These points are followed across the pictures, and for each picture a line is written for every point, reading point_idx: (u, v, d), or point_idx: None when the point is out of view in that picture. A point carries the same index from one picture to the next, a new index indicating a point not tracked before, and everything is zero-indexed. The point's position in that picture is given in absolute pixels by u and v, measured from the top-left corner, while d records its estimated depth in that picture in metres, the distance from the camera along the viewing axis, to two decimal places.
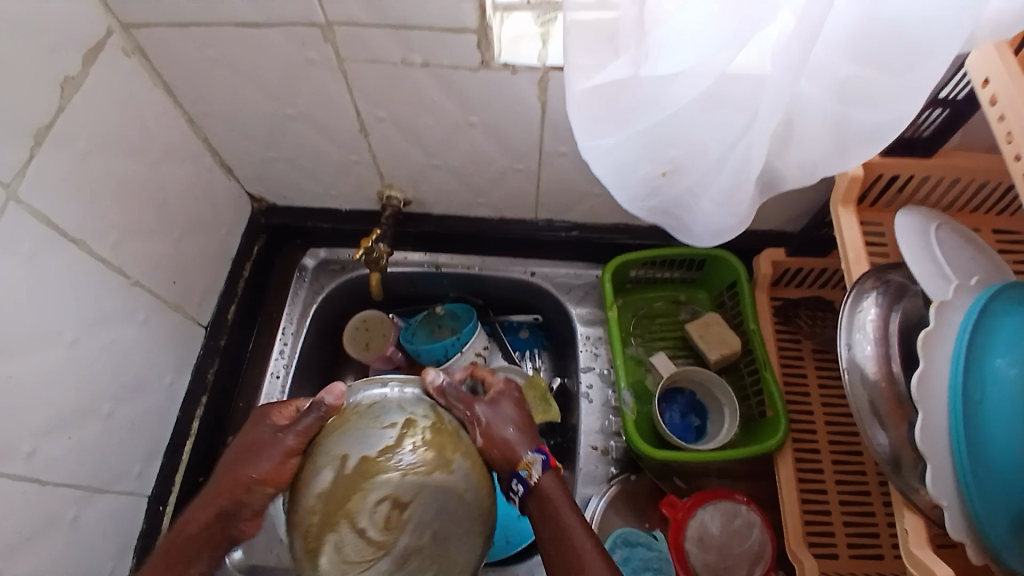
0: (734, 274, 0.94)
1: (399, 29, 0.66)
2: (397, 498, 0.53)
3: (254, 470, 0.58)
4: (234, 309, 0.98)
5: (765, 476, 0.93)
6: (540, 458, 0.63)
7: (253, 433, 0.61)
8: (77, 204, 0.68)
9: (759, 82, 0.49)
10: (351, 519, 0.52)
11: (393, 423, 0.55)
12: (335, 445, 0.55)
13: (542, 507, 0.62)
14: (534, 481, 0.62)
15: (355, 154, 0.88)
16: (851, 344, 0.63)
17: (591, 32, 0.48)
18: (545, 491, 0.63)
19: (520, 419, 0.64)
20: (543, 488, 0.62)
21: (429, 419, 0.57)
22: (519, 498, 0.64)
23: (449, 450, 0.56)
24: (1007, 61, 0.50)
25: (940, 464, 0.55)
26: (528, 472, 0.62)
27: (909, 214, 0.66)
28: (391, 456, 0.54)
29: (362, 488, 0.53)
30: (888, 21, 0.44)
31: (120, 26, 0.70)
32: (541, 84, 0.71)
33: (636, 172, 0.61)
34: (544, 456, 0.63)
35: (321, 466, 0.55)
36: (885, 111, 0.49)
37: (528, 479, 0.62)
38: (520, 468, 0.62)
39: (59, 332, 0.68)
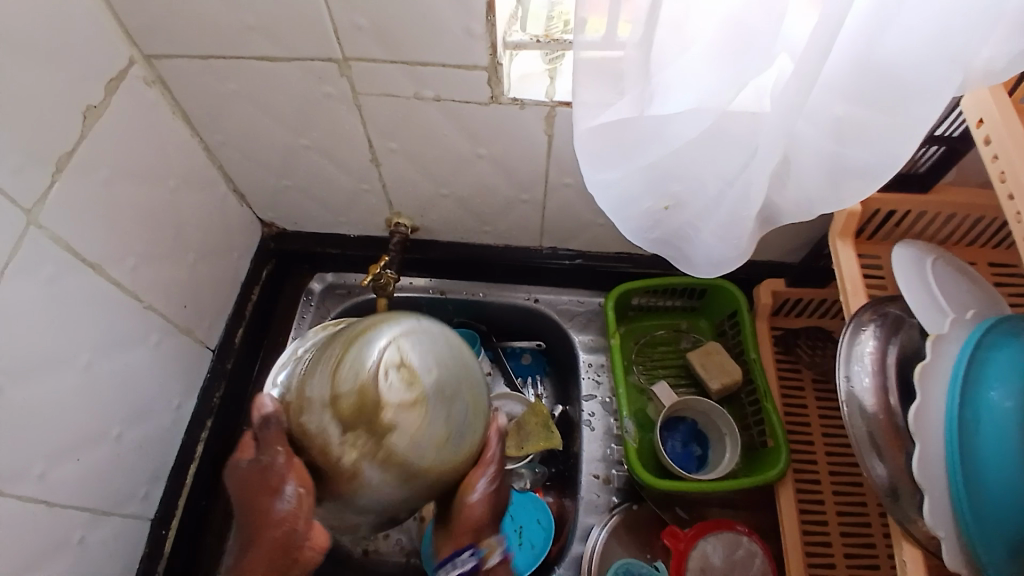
0: (734, 303, 0.96)
1: (411, 65, 0.68)
2: (399, 363, 0.57)
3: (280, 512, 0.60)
4: (242, 333, 0.99)
5: (767, 506, 0.93)
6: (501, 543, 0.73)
7: (247, 479, 0.64)
8: (96, 230, 0.70)
9: (758, 122, 0.51)
10: (385, 409, 0.56)
11: (358, 337, 0.60)
12: (324, 393, 0.58)
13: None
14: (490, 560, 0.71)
15: (365, 183, 0.90)
16: (849, 376, 0.64)
17: (601, 70, 0.50)
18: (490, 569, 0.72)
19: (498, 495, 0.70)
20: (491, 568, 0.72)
21: (366, 321, 0.63)
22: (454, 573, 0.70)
23: (392, 318, 0.63)
24: (1001, 102, 0.51)
25: (935, 496, 0.56)
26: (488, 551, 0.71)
27: (905, 248, 0.67)
28: (353, 358, 0.58)
29: (358, 389, 0.56)
30: (884, 65, 0.46)
31: (142, 57, 0.73)
32: (548, 119, 0.73)
33: (639, 205, 0.62)
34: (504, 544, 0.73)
35: (328, 426, 0.57)
36: (877, 152, 0.51)
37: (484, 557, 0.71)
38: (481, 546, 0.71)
39: (72, 357, 0.70)
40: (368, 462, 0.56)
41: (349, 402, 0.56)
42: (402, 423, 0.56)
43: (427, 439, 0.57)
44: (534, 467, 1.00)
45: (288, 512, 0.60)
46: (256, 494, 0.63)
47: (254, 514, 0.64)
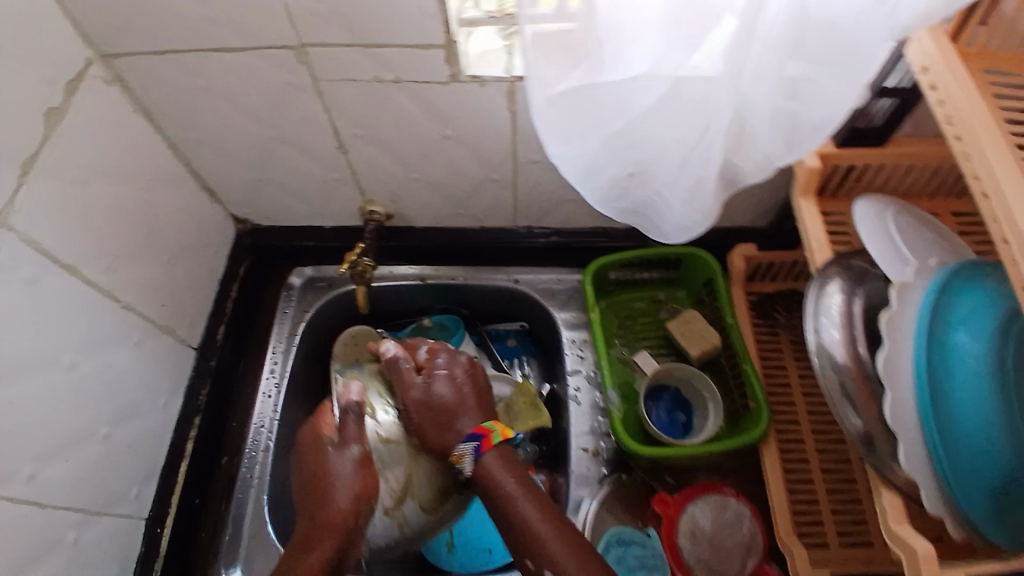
0: (709, 271, 0.97)
1: (369, 48, 0.69)
2: None
3: (342, 499, 0.64)
4: (223, 330, 0.99)
5: (752, 468, 0.95)
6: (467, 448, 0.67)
7: (317, 464, 0.66)
8: (68, 232, 0.70)
9: (711, 84, 0.51)
10: None
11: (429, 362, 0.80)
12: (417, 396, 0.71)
13: (486, 487, 0.67)
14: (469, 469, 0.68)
15: (336, 173, 0.90)
16: (818, 329, 0.65)
17: (552, 44, 0.50)
18: (487, 470, 0.68)
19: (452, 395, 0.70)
20: (486, 467, 0.68)
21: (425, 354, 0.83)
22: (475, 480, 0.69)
23: None
24: (944, 49, 0.53)
25: (908, 440, 0.58)
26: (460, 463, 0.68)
27: (867, 202, 0.69)
28: None
29: None
30: (825, 23, 0.47)
31: (100, 57, 0.73)
32: (510, 95, 0.74)
33: (604, 174, 0.63)
34: (478, 441, 0.68)
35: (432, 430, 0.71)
36: (829, 106, 0.52)
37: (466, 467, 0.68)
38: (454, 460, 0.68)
39: (57, 357, 0.70)
40: None
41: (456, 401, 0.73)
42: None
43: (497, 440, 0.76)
44: (525, 446, 1.01)
45: (355, 517, 0.64)
46: (317, 487, 0.65)
47: (311, 494, 0.66)
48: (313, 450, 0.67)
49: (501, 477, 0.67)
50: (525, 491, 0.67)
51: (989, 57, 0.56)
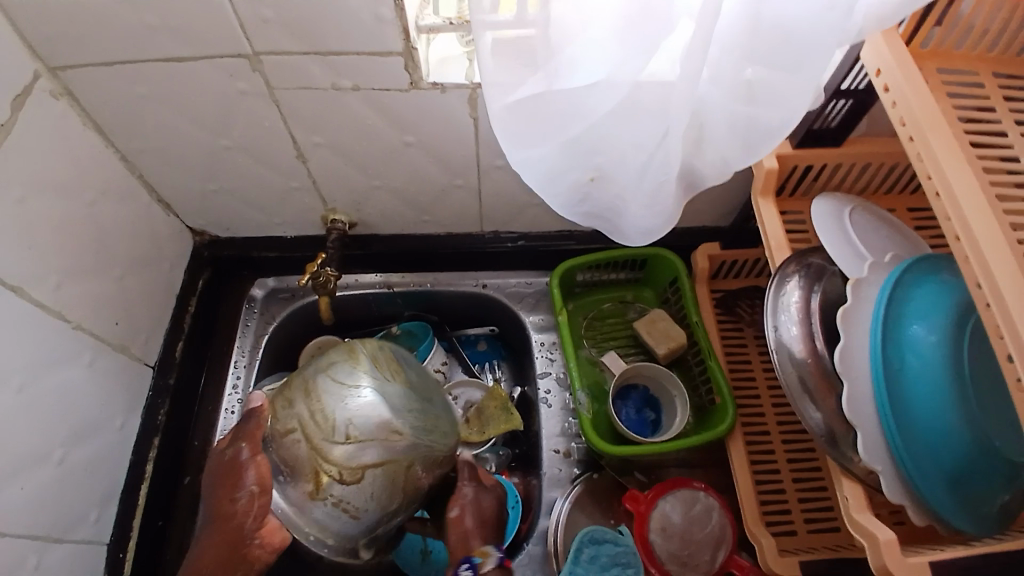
0: (674, 271, 0.99)
1: (325, 55, 0.67)
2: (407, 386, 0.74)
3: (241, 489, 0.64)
4: (182, 347, 0.96)
5: (721, 462, 0.97)
6: (495, 553, 0.76)
7: (219, 465, 0.67)
8: (11, 250, 0.67)
9: (668, 87, 0.52)
10: (399, 431, 0.68)
11: (359, 363, 0.71)
12: (335, 397, 0.68)
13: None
14: (484, 567, 0.74)
15: (296, 182, 0.88)
16: (777, 327, 0.67)
17: (510, 48, 0.51)
18: None
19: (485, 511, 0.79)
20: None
21: (366, 351, 0.74)
22: None
23: (395, 366, 0.76)
24: (897, 52, 0.54)
25: (867, 432, 0.59)
26: (482, 558, 0.75)
27: (824, 200, 0.71)
28: (357, 387, 0.69)
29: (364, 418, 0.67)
30: (776, 28, 0.47)
31: (47, 69, 0.70)
32: (471, 101, 0.73)
33: (566, 180, 0.63)
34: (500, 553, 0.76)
35: (335, 442, 0.65)
36: (783, 108, 0.53)
37: (479, 564, 0.74)
38: (475, 555, 0.75)
39: (4, 382, 0.67)
40: (382, 474, 0.67)
41: (338, 386, 0.69)
42: (386, 395, 0.70)
43: (404, 409, 0.70)
44: (498, 451, 1.01)
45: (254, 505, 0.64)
46: (223, 481, 0.66)
47: (217, 491, 0.66)
48: (217, 459, 0.69)
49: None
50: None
51: (941, 56, 0.59)
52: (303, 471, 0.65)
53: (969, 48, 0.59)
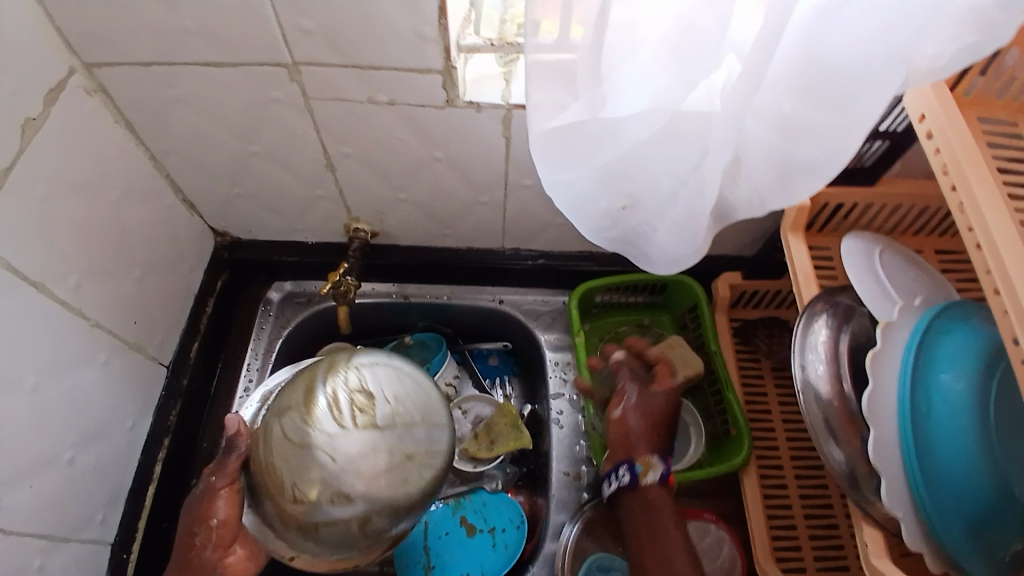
0: (693, 297, 0.98)
1: (363, 69, 0.67)
2: (373, 423, 0.61)
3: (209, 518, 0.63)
4: (198, 347, 0.96)
5: (732, 493, 0.96)
6: (660, 467, 0.80)
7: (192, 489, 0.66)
8: (36, 247, 0.67)
9: (708, 119, 0.52)
10: (354, 489, 0.59)
11: (314, 407, 0.60)
12: (288, 454, 0.59)
13: (641, 503, 0.79)
14: (646, 477, 0.79)
15: (321, 190, 0.88)
16: (804, 365, 0.66)
17: (551, 72, 0.50)
18: (650, 495, 0.79)
19: (646, 414, 0.85)
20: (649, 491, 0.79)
21: (328, 387, 0.62)
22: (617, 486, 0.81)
23: (359, 398, 0.61)
24: (942, 99, 0.53)
25: (891, 477, 0.58)
26: (646, 469, 0.80)
27: (854, 238, 0.70)
28: (310, 441, 0.59)
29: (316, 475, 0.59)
30: (825, 67, 0.47)
31: (81, 66, 0.70)
32: (505, 121, 0.73)
33: (597, 206, 0.63)
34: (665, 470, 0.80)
35: (289, 499, 0.59)
36: (824, 149, 0.51)
37: (642, 474, 0.79)
38: (640, 464, 0.80)
39: (20, 378, 0.66)
40: (337, 529, 0.60)
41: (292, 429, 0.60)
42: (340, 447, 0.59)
43: (362, 463, 0.59)
44: (505, 468, 1.00)
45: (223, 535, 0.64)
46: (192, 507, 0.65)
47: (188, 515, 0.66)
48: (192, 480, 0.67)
49: (664, 511, 0.78)
50: (678, 527, 0.77)
51: (982, 105, 0.58)
52: (273, 513, 0.61)
53: (1011, 98, 0.58)
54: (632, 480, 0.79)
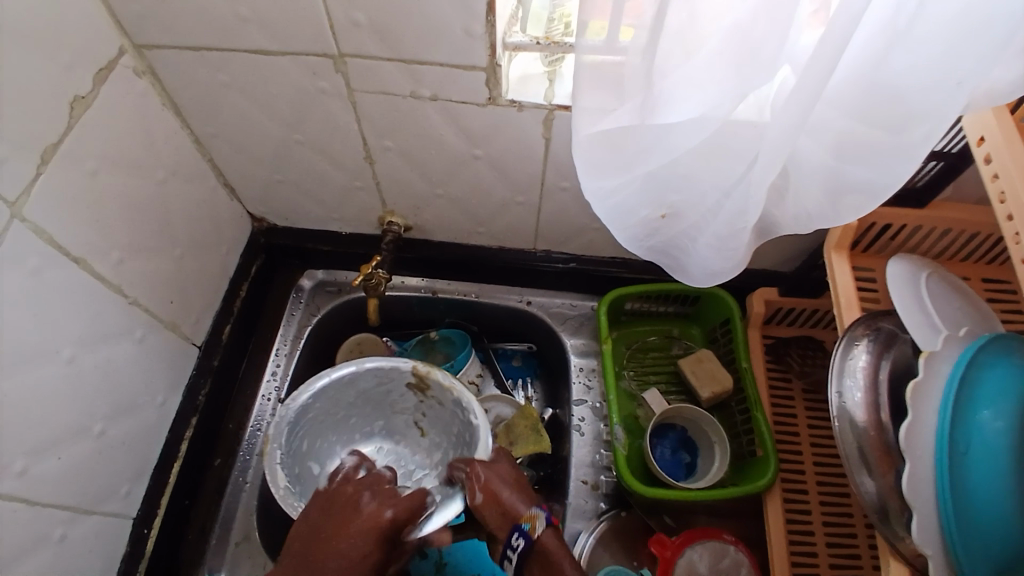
0: (727, 311, 0.96)
1: (409, 63, 0.67)
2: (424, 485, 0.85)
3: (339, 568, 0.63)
4: (230, 329, 0.98)
5: (752, 516, 0.93)
6: (542, 513, 0.68)
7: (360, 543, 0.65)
8: (81, 223, 0.68)
9: (758, 130, 0.50)
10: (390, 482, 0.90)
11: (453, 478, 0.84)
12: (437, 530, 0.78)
13: (543, 566, 0.65)
14: (536, 533, 0.66)
15: (359, 181, 0.89)
16: (841, 391, 0.64)
17: (600, 74, 0.49)
18: (545, 547, 0.66)
19: (511, 477, 0.73)
20: (543, 542, 0.66)
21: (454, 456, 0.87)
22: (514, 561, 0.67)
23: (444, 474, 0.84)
24: (1003, 122, 0.50)
25: (923, 513, 0.55)
26: (530, 524, 0.67)
27: (899, 262, 0.67)
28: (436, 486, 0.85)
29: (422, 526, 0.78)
30: (886, 87, 0.45)
31: (132, 47, 0.72)
32: (546, 122, 0.72)
33: (637, 214, 0.61)
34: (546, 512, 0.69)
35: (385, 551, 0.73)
36: (877, 171, 0.50)
37: (529, 532, 0.66)
38: (522, 522, 0.67)
39: (58, 348, 0.68)
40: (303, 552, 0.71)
41: (451, 440, 0.89)
42: (438, 462, 0.92)
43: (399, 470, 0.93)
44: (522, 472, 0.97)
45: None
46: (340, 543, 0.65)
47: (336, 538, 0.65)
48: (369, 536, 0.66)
49: (560, 557, 0.65)
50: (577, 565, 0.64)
51: None
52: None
53: None
54: (527, 543, 0.66)
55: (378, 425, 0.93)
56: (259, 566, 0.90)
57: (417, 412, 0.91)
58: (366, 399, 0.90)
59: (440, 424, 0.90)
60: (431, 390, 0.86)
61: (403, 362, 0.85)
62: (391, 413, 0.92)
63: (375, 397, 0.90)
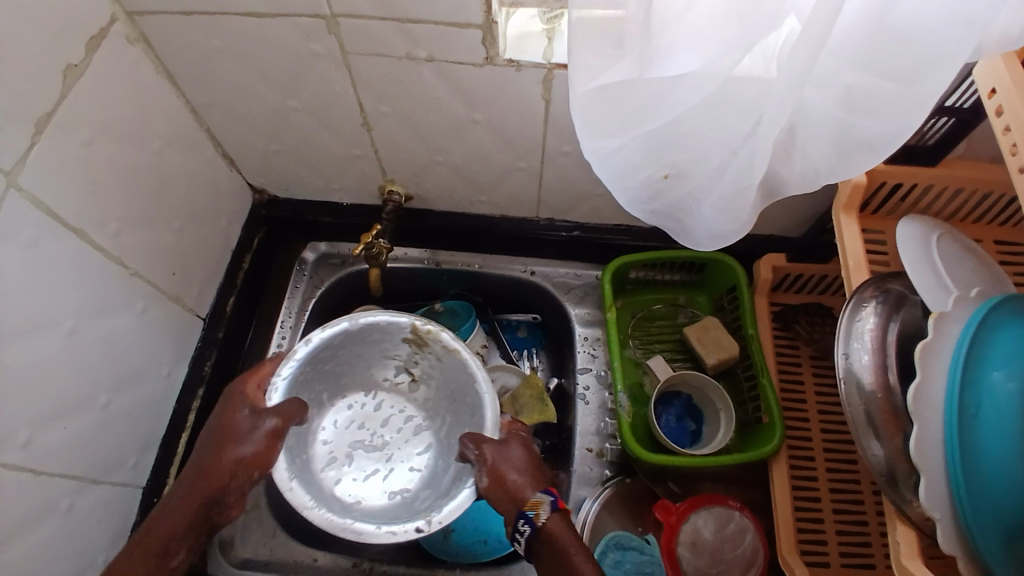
0: (734, 278, 0.94)
1: (402, 23, 0.66)
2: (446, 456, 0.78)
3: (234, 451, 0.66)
4: (233, 301, 0.98)
5: (758, 482, 0.93)
6: (548, 500, 0.65)
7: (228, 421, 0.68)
8: (78, 194, 0.68)
9: (765, 85, 0.49)
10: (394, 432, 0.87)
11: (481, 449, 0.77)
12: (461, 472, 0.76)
13: (549, 552, 0.64)
14: (542, 521, 0.65)
15: (357, 149, 0.88)
16: (848, 353, 0.63)
17: (597, 29, 0.47)
18: (551, 533, 0.65)
19: (523, 460, 0.69)
20: (550, 529, 0.65)
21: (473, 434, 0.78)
22: (524, 543, 0.66)
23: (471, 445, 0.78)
24: (1015, 71, 0.48)
25: (932, 476, 0.55)
26: (536, 511, 0.65)
27: (910, 222, 0.66)
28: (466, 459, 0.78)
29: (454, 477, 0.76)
30: (898, 34, 0.43)
31: (123, 14, 0.70)
32: (545, 82, 0.71)
33: (639, 175, 0.60)
34: (552, 497, 0.66)
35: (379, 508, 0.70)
36: (889, 122, 0.48)
37: (535, 520, 0.65)
38: (528, 509, 0.65)
39: (58, 319, 0.68)
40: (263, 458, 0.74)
41: (449, 398, 0.83)
42: (431, 416, 0.86)
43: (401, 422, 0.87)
44: None
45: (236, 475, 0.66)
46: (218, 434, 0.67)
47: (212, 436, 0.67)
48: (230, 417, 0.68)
49: (568, 546, 0.64)
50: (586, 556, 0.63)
51: None
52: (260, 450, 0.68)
53: None
54: (533, 530, 0.65)
55: (365, 375, 0.86)
56: (269, 533, 0.91)
57: (410, 364, 0.84)
58: (357, 348, 0.82)
59: (436, 379, 0.83)
60: (429, 346, 0.79)
61: (403, 317, 0.77)
62: (381, 363, 0.85)
63: (367, 349, 0.82)
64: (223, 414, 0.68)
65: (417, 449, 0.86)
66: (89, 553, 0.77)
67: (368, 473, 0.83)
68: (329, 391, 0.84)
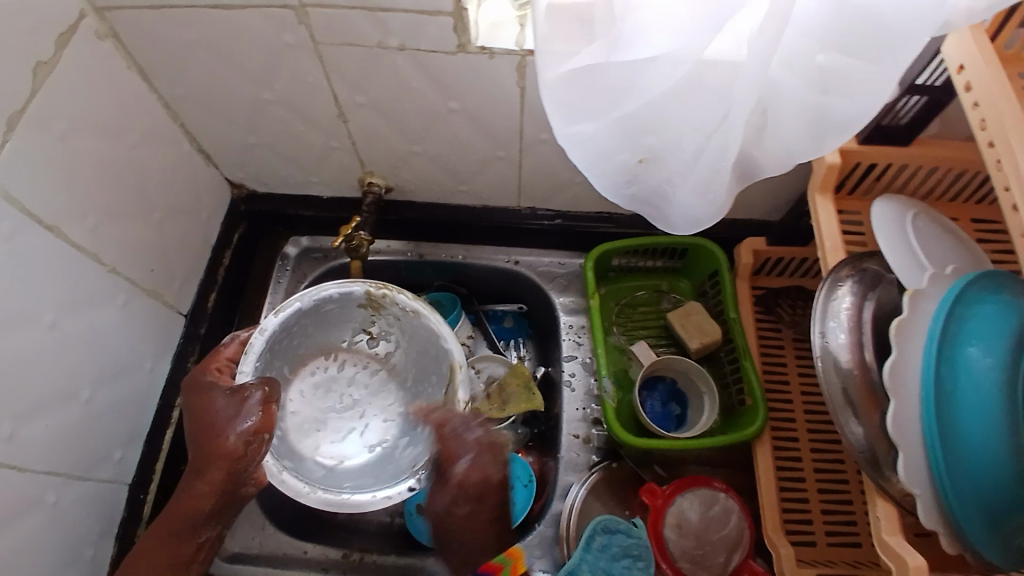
0: (715, 263, 0.95)
1: (374, 11, 0.65)
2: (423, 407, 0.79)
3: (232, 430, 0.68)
4: (215, 296, 0.98)
5: (744, 464, 0.94)
6: None
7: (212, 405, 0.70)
8: (52, 190, 0.67)
9: (735, 68, 0.49)
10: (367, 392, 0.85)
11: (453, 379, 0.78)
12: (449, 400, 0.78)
13: None
14: None
15: (335, 140, 0.87)
16: (825, 332, 0.64)
17: (565, 11, 0.47)
18: None
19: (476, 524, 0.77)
20: None
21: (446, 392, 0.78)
22: None
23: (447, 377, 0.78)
24: (984, 48, 0.49)
25: (910, 453, 0.56)
26: None
27: (886, 202, 0.66)
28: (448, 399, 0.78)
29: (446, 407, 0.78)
30: (867, 13, 0.43)
31: (93, 8, 0.69)
32: (520, 69, 0.71)
33: (615, 159, 0.60)
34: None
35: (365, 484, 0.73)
36: (862, 101, 0.49)
37: None
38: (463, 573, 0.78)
39: (36, 315, 0.67)
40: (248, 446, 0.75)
41: (413, 353, 0.84)
42: (397, 371, 0.85)
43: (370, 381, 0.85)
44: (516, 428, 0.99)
45: (246, 446, 0.68)
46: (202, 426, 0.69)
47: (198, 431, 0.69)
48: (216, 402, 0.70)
49: None
50: None
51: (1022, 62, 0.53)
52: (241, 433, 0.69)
53: None
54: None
55: (321, 341, 0.84)
56: (258, 527, 0.91)
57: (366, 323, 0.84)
58: (308, 316, 0.80)
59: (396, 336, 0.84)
60: (386, 309, 0.81)
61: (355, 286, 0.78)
62: (335, 327, 0.84)
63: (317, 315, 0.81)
64: (203, 404, 0.70)
65: (389, 401, 0.85)
66: (76, 549, 0.77)
67: (343, 431, 0.82)
68: (289, 362, 0.81)
